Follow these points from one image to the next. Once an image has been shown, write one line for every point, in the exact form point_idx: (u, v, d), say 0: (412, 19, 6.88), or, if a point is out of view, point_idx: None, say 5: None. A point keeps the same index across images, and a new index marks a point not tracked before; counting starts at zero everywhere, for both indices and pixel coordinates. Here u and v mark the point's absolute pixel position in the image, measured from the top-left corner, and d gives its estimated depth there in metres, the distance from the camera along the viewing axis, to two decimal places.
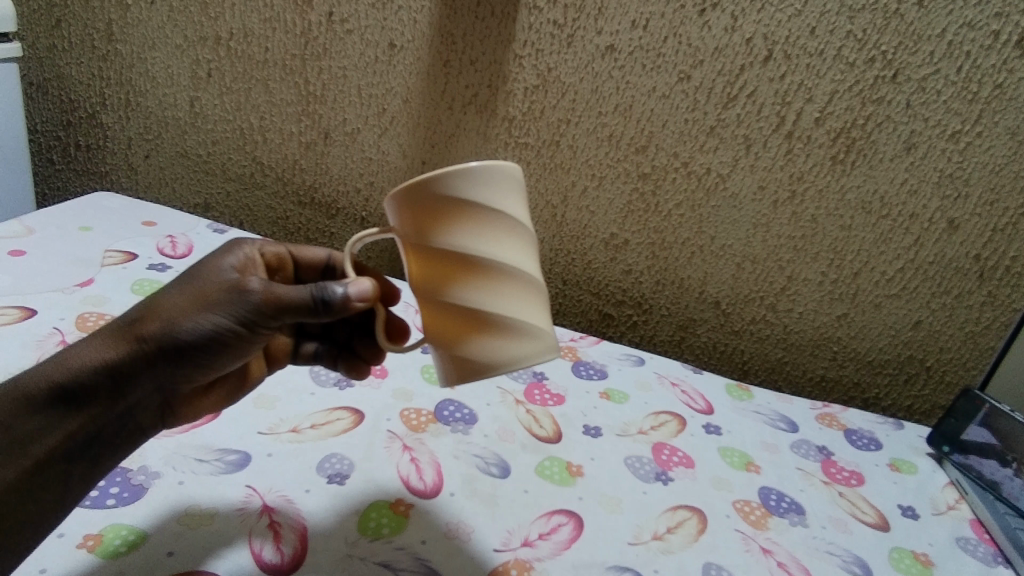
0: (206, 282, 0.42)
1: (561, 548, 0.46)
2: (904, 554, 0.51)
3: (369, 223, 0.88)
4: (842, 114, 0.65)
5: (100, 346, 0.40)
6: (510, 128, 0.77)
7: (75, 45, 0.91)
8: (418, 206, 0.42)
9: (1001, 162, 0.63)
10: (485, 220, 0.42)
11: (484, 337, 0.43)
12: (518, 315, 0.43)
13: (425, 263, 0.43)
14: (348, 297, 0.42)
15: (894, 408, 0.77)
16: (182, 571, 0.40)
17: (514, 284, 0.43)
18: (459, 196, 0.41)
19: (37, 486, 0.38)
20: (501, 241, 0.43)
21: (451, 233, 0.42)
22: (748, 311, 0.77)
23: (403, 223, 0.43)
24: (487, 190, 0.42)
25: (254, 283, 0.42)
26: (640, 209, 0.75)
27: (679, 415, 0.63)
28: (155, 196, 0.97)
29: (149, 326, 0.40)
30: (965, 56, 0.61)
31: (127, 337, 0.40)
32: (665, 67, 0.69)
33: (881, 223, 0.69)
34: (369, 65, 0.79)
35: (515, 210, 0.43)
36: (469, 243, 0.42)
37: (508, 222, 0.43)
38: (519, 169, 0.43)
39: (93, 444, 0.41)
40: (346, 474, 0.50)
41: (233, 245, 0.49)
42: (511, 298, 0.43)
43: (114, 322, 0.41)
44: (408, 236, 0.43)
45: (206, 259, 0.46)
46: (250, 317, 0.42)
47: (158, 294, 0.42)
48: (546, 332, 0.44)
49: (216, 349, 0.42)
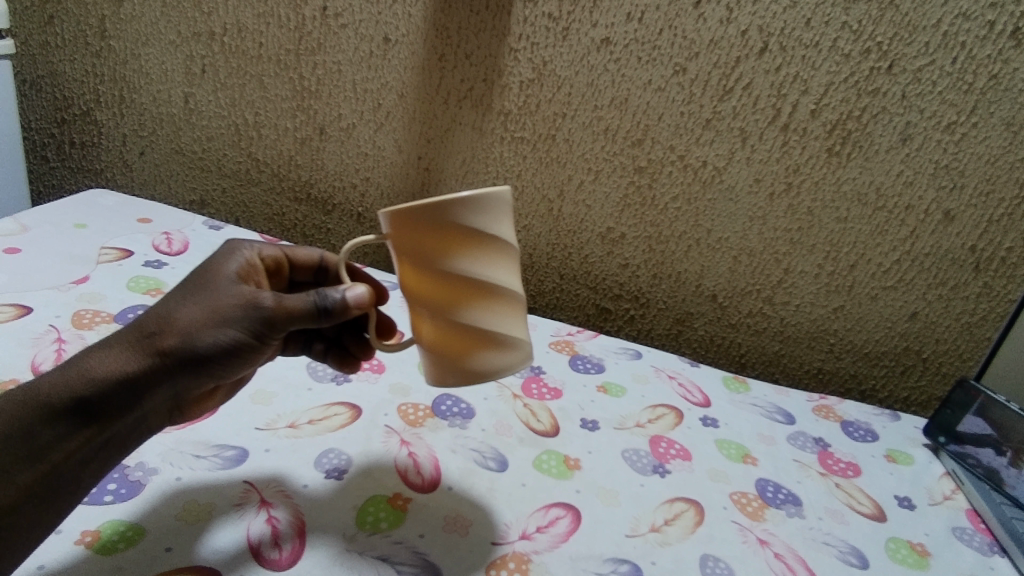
0: (222, 296, 0.42)
1: (559, 540, 0.46)
2: (900, 544, 0.51)
3: (365, 219, 0.88)
4: (838, 106, 0.65)
5: (118, 360, 0.39)
6: (506, 123, 0.77)
7: (68, 41, 0.90)
8: (423, 231, 0.44)
9: (996, 153, 0.64)
10: (487, 246, 0.44)
11: (483, 351, 0.46)
12: (501, 331, 0.46)
13: (426, 283, 0.45)
14: (347, 301, 0.44)
15: (891, 399, 0.77)
16: (180, 566, 0.40)
17: (506, 303, 0.46)
18: (464, 223, 0.43)
19: (53, 490, 0.37)
20: (500, 264, 0.45)
21: (455, 258, 0.44)
22: (744, 304, 0.77)
23: (405, 244, 0.45)
24: (489, 217, 0.44)
25: (269, 297, 0.42)
26: (637, 202, 0.75)
27: (677, 408, 0.64)
28: (151, 193, 0.97)
29: (168, 339, 0.40)
30: (960, 47, 0.61)
31: (147, 351, 0.40)
32: (661, 59, 0.69)
33: (878, 214, 0.68)
34: (363, 59, 0.78)
35: (503, 234, 0.45)
36: (472, 267, 0.44)
37: (505, 247, 0.45)
38: (509, 194, 0.45)
39: (110, 449, 0.40)
40: (343, 469, 0.50)
41: (232, 252, 0.48)
42: (506, 316, 0.46)
43: (128, 334, 0.40)
44: (404, 253, 0.45)
45: (210, 268, 0.45)
46: (264, 327, 0.42)
47: (170, 307, 0.42)
48: (525, 345, 0.48)
49: (235, 360, 0.42)
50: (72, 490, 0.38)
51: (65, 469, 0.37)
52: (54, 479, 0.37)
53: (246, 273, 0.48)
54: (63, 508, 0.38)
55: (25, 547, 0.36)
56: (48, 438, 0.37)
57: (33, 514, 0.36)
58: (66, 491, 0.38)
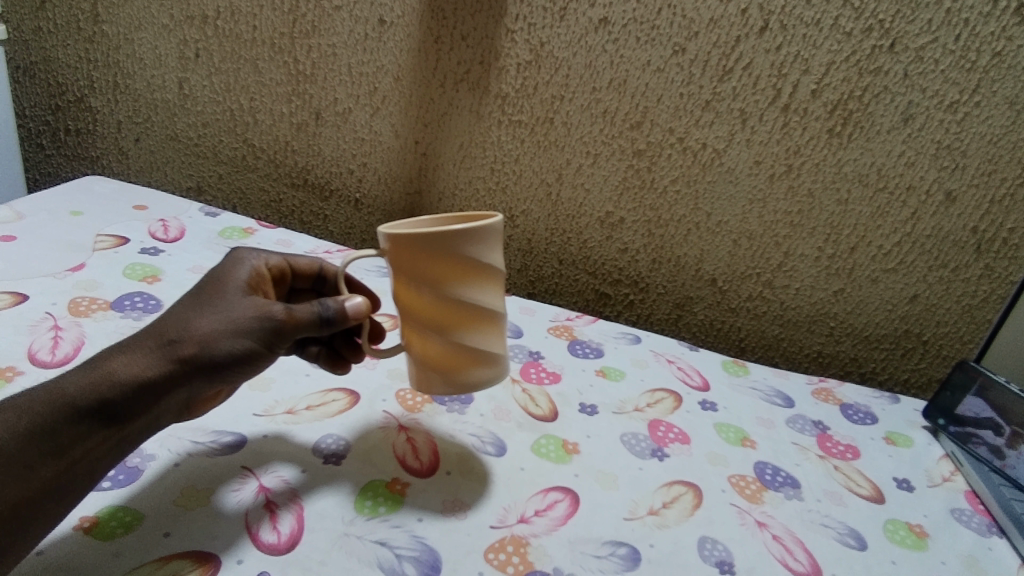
0: (237, 307, 0.42)
1: (557, 524, 0.46)
2: (898, 526, 0.51)
3: (363, 205, 0.87)
4: (839, 85, 0.64)
5: (139, 364, 0.39)
6: (503, 106, 0.76)
7: (61, 26, 0.89)
8: (422, 258, 0.43)
9: (999, 133, 0.63)
10: (483, 274, 0.45)
11: (471, 369, 0.47)
12: (489, 350, 0.47)
13: (418, 303, 0.45)
14: (346, 310, 0.45)
15: (891, 382, 0.77)
16: (179, 551, 0.40)
17: (493, 324, 0.47)
18: (463, 251, 0.44)
19: (68, 485, 0.36)
20: (490, 289, 0.46)
21: (455, 288, 0.44)
22: (744, 287, 0.76)
23: (403, 267, 0.45)
24: (484, 246, 0.45)
25: (279, 309, 0.43)
26: (636, 185, 0.75)
27: (675, 392, 0.63)
28: (146, 180, 0.97)
29: (187, 347, 0.40)
30: (963, 24, 0.60)
31: (166, 357, 0.39)
32: (660, 39, 0.68)
33: (879, 196, 0.68)
34: (358, 42, 0.77)
35: (494, 262, 0.46)
36: (469, 293, 0.45)
37: (496, 273, 0.46)
38: (501, 221, 0.46)
39: (125, 445, 0.39)
40: (341, 454, 0.50)
41: (240, 262, 0.48)
42: (492, 335, 0.47)
43: (146, 340, 0.40)
44: (398, 274, 0.45)
45: (221, 279, 0.45)
46: (275, 337, 0.43)
47: (186, 315, 0.42)
48: (505, 360, 0.49)
49: (247, 368, 0.42)
50: (84, 483, 0.38)
51: (80, 464, 0.37)
52: (72, 475, 0.36)
53: (255, 283, 0.48)
54: (77, 501, 0.37)
55: (40, 540, 0.36)
56: (67, 434, 0.36)
57: (49, 508, 0.36)
58: (81, 487, 0.37)
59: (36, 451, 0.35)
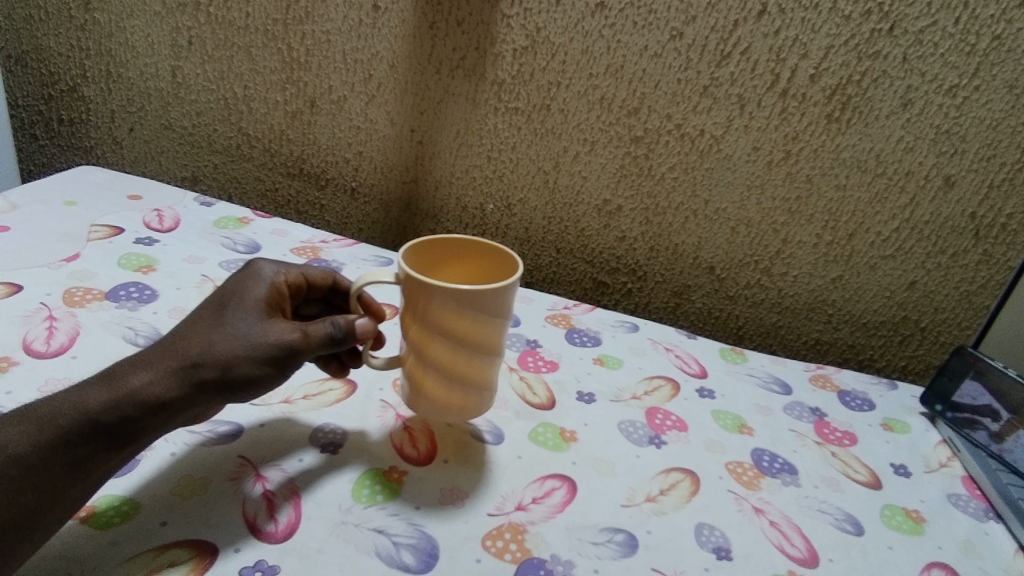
0: (255, 330, 0.41)
1: (555, 511, 0.46)
2: (895, 511, 0.51)
3: (359, 193, 0.87)
4: (838, 70, 0.64)
5: (159, 385, 0.38)
6: (499, 93, 0.75)
7: (52, 15, 0.88)
8: (435, 308, 0.43)
9: (999, 117, 0.62)
10: (492, 329, 0.45)
11: (459, 409, 0.48)
12: (479, 391, 0.48)
13: (423, 343, 0.45)
14: (354, 326, 0.44)
15: (888, 368, 0.77)
16: (176, 541, 0.40)
17: (489, 370, 0.48)
18: (477, 311, 0.43)
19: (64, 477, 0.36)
20: (495, 341, 0.46)
21: (470, 339, 0.44)
22: (742, 275, 0.76)
23: (416, 308, 0.44)
24: (499, 305, 0.44)
25: (294, 334, 0.42)
26: (634, 172, 0.74)
27: (673, 380, 0.63)
28: (142, 170, 0.96)
29: (208, 370, 0.40)
30: (963, 7, 0.59)
31: (189, 379, 0.39)
32: (657, 24, 0.67)
33: (877, 181, 0.67)
34: (353, 28, 0.76)
35: (505, 316, 0.46)
36: (475, 345, 0.45)
37: (505, 325, 0.46)
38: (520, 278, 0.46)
39: None
40: (339, 444, 0.49)
41: (259, 274, 0.47)
42: (486, 379, 0.48)
43: (167, 360, 0.39)
44: (409, 311, 0.45)
45: (240, 293, 0.44)
46: (290, 361, 0.42)
47: (207, 334, 0.41)
48: (493, 397, 0.50)
49: (264, 388, 0.42)
50: None
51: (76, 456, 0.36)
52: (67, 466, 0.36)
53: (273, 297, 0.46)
54: (83, 501, 0.37)
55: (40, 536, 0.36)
56: (68, 430, 0.36)
57: None
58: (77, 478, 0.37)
59: (34, 448, 0.35)
